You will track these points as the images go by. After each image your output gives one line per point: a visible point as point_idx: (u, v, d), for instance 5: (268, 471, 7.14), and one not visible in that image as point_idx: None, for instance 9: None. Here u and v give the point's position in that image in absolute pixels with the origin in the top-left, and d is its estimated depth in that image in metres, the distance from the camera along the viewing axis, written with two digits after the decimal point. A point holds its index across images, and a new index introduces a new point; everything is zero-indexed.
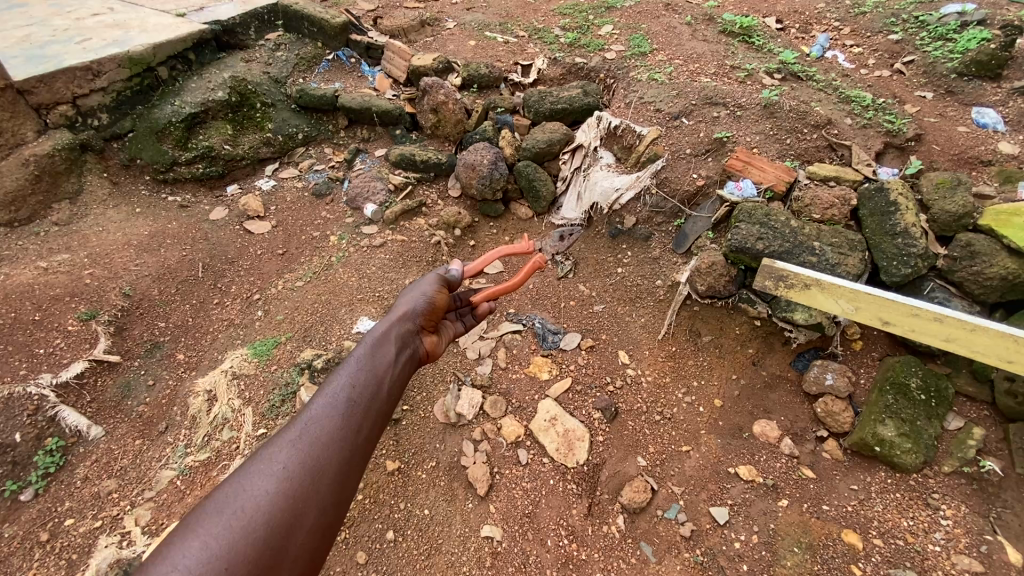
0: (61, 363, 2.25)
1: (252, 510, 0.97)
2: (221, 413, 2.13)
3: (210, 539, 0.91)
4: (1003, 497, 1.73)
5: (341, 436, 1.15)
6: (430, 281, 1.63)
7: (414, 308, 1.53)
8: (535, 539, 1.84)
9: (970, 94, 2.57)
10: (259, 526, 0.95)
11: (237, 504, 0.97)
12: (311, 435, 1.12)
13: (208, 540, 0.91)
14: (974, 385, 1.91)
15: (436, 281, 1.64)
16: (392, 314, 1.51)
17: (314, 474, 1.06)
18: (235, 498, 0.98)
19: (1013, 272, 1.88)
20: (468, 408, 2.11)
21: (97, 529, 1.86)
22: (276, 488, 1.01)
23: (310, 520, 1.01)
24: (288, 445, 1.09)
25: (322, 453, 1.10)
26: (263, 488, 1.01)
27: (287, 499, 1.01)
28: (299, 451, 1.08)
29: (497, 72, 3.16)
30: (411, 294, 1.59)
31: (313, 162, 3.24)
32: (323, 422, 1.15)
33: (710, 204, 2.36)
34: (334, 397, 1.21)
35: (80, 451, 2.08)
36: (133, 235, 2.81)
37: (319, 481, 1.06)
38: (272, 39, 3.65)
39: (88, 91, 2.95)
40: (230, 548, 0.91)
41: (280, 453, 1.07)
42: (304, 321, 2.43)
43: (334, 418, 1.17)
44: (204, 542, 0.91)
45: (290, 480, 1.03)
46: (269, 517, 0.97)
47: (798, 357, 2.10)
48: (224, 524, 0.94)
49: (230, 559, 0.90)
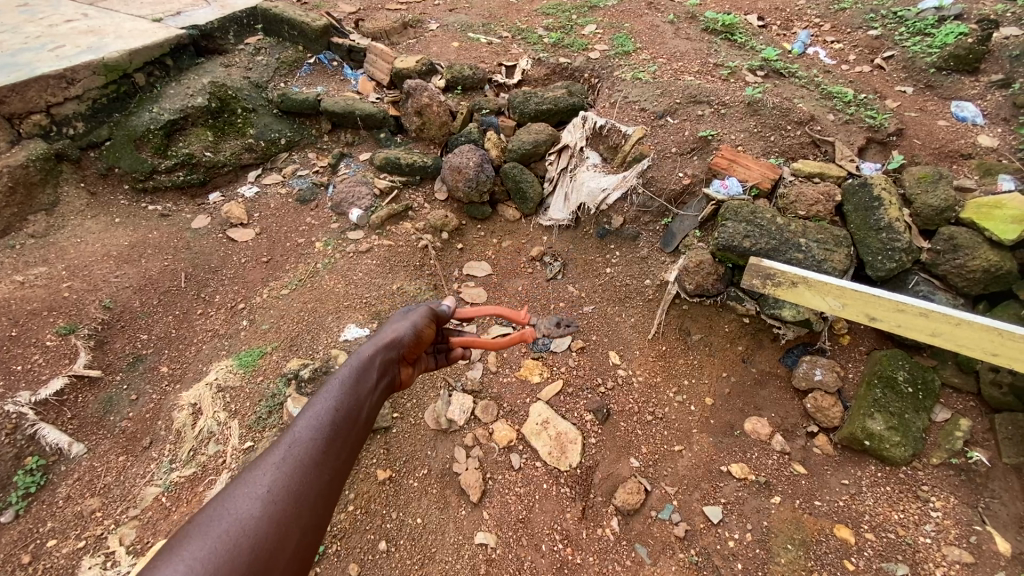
0: (40, 379, 2.20)
1: (237, 532, 0.93)
2: (207, 426, 2.09)
3: (196, 561, 0.87)
4: (991, 488, 1.75)
5: (324, 460, 1.12)
6: (421, 313, 1.60)
7: (402, 333, 1.50)
8: (530, 544, 1.82)
9: (948, 88, 2.60)
10: (245, 549, 0.92)
11: (223, 527, 0.93)
12: (295, 458, 1.09)
13: (194, 562, 0.87)
14: (960, 376, 1.93)
15: (428, 312, 1.60)
16: (378, 338, 1.48)
17: (297, 498, 1.03)
18: (221, 521, 0.94)
19: (995, 264, 1.91)
20: (459, 414, 2.09)
21: (80, 550, 1.81)
22: (262, 511, 0.98)
23: (293, 542, 0.98)
24: (272, 467, 1.06)
25: (306, 477, 1.07)
26: (247, 510, 0.97)
27: (273, 521, 0.97)
28: (284, 473, 1.05)
29: (481, 73, 3.14)
30: (401, 320, 1.55)
31: (297, 167, 3.19)
32: (307, 444, 1.13)
33: (697, 202, 2.35)
34: (317, 420, 1.19)
35: (62, 469, 2.03)
36: (112, 247, 2.76)
37: (303, 504, 1.03)
38: (252, 43, 3.60)
39: (62, 100, 2.89)
40: (217, 569, 0.87)
41: (263, 476, 1.04)
42: (290, 329, 2.40)
43: (318, 440, 1.14)
44: (190, 565, 0.86)
45: (275, 503, 1.00)
46: (254, 539, 0.94)
47: (787, 354, 2.10)
48: (210, 546, 0.89)
49: None
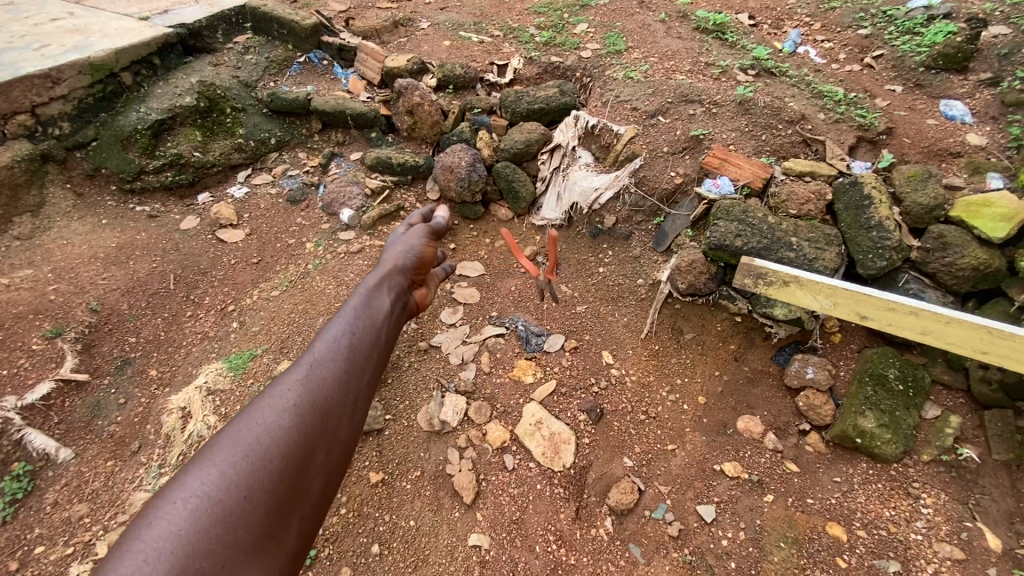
0: (27, 384, 2.17)
1: (266, 442, 0.96)
2: (196, 430, 2.06)
3: (227, 466, 0.90)
4: (981, 484, 1.76)
5: (349, 375, 1.13)
6: (417, 237, 1.63)
7: (403, 260, 1.52)
8: (523, 545, 1.82)
9: (937, 87, 2.62)
10: (275, 457, 0.94)
11: (251, 435, 0.95)
12: (319, 373, 1.10)
13: (225, 467, 0.90)
14: (950, 373, 1.94)
15: (421, 237, 1.64)
16: (381, 266, 1.50)
17: (325, 411, 1.05)
18: (249, 429, 0.97)
19: (984, 262, 1.92)
20: (452, 415, 2.08)
21: (68, 556, 1.79)
22: (290, 421, 1.00)
23: (322, 456, 1.01)
24: (297, 381, 1.07)
25: (331, 391, 1.08)
26: (275, 421, 0.99)
27: (301, 433, 1.00)
28: (309, 387, 1.07)
29: (472, 72, 3.12)
30: (397, 248, 1.57)
31: (287, 167, 3.17)
32: (330, 361, 1.14)
33: (689, 202, 2.36)
34: (337, 339, 1.19)
35: (49, 474, 2.00)
36: (100, 248, 2.72)
37: (330, 418, 1.05)
38: (240, 42, 3.56)
39: (47, 100, 2.84)
40: (248, 475, 0.90)
41: (289, 390, 1.05)
42: (281, 331, 2.37)
43: (340, 358, 1.15)
44: (221, 470, 0.89)
45: (302, 415, 1.02)
46: (285, 448, 0.96)
47: (779, 352, 2.11)
48: (240, 453, 0.92)
49: (249, 488, 0.89)
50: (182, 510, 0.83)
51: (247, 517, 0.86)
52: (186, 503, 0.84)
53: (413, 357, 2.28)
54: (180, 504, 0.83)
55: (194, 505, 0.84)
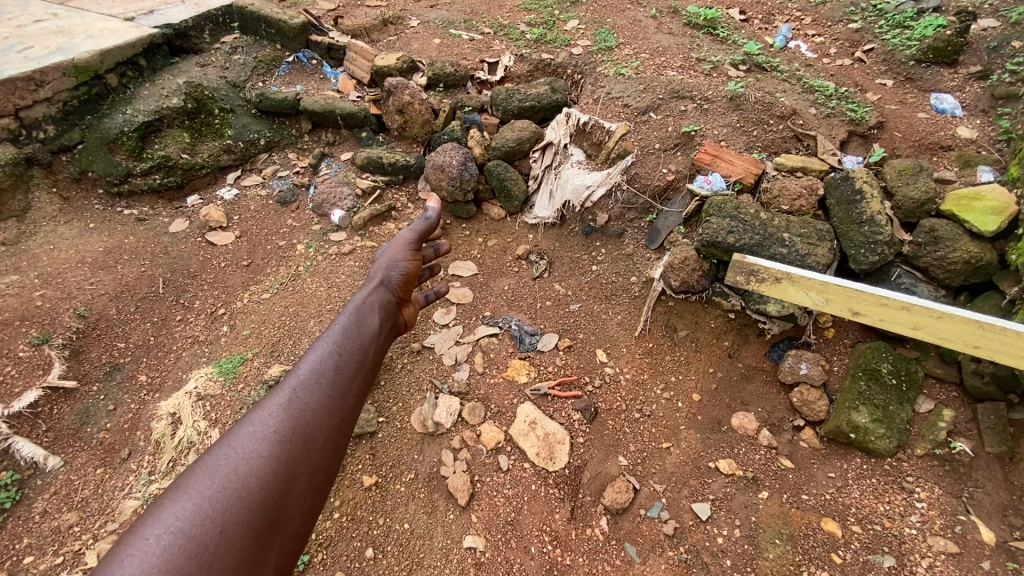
0: (14, 392, 2.14)
1: (245, 472, 1.02)
2: (186, 436, 2.04)
3: (203, 500, 0.95)
4: (974, 477, 1.76)
5: (331, 403, 1.23)
6: (402, 251, 1.82)
7: (390, 277, 1.73)
8: (518, 547, 1.81)
9: (928, 80, 2.61)
10: (252, 489, 1.01)
11: (228, 467, 1.02)
12: (298, 402, 1.19)
13: (200, 502, 0.95)
14: (942, 366, 1.93)
15: (406, 247, 1.84)
16: (370, 285, 1.70)
17: (304, 440, 1.13)
18: (228, 460, 1.03)
19: (976, 255, 1.92)
20: (445, 416, 2.06)
21: (58, 566, 1.78)
22: (269, 451, 1.07)
23: (302, 485, 1.09)
24: (278, 410, 1.16)
25: (311, 419, 1.17)
26: (255, 450, 1.06)
27: (280, 462, 1.07)
28: (289, 415, 1.15)
29: (462, 70, 3.06)
30: (386, 263, 1.78)
31: (277, 168, 3.14)
32: (308, 389, 1.23)
33: (681, 198, 2.34)
34: (318, 365, 1.30)
35: (37, 483, 1.99)
36: (87, 253, 2.70)
37: (309, 448, 1.13)
38: (228, 41, 3.51)
39: (31, 103, 2.81)
40: (224, 509, 0.95)
41: (269, 419, 1.13)
42: (271, 335, 2.35)
43: (321, 385, 1.25)
44: (197, 504, 0.94)
45: (280, 444, 1.09)
46: (263, 480, 1.03)
47: (773, 348, 2.10)
48: (217, 486, 0.98)
49: (225, 520, 0.94)
50: (155, 547, 0.86)
51: (223, 552, 0.91)
52: (158, 539, 0.87)
53: (405, 358, 2.27)
54: (153, 540, 0.87)
55: (169, 542, 0.88)
